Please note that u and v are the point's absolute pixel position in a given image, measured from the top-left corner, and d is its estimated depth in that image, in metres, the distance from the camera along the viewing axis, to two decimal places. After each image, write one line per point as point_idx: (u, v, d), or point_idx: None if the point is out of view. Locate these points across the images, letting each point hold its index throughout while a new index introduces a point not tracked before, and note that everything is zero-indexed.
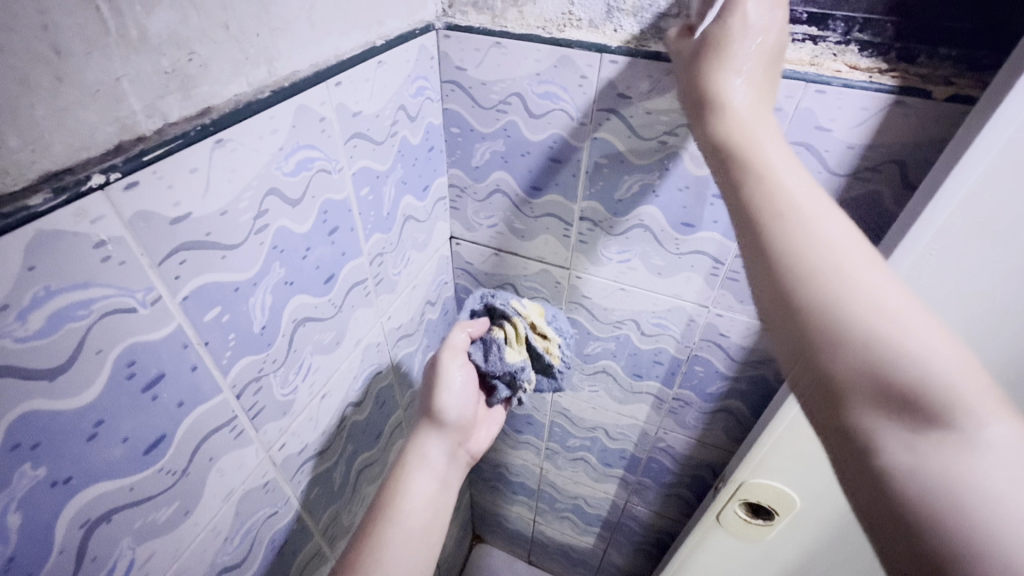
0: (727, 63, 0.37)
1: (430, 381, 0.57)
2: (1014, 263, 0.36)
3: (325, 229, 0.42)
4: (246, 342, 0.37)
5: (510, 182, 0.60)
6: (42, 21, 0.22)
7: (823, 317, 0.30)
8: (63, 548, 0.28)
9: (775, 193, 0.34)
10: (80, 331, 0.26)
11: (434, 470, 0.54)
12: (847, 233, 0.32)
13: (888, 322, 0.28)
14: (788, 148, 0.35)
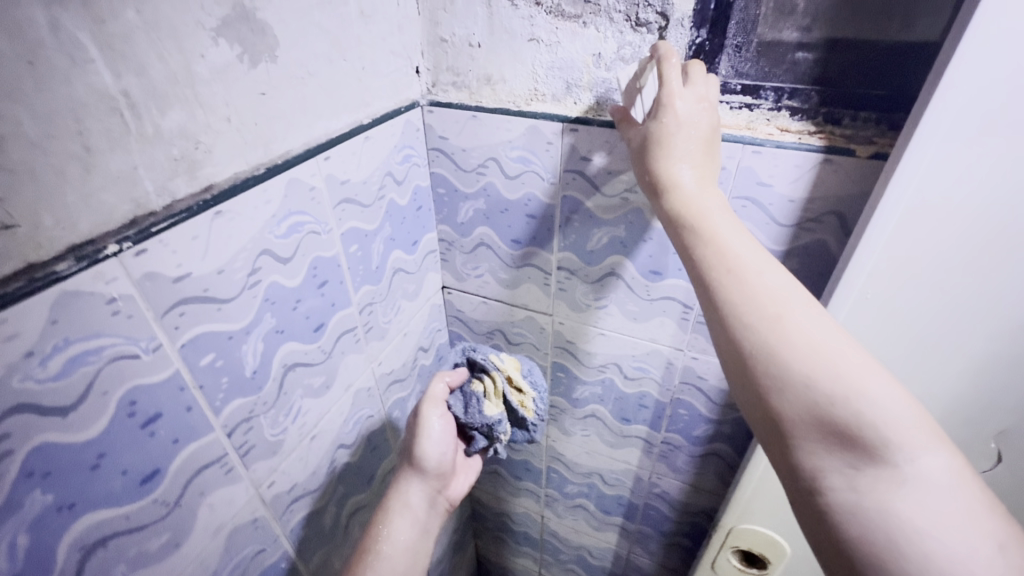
0: (672, 148, 0.40)
1: (411, 429, 0.59)
2: (937, 299, 0.41)
3: (315, 282, 0.48)
4: (238, 385, 0.42)
5: (493, 236, 0.65)
6: (78, 128, 0.28)
7: (773, 377, 0.33)
8: (63, 570, 0.32)
9: (725, 256, 0.36)
10: (90, 374, 0.31)
11: (414, 517, 0.57)
12: (789, 288, 0.35)
13: (828, 378, 0.31)
14: (731, 214, 0.38)
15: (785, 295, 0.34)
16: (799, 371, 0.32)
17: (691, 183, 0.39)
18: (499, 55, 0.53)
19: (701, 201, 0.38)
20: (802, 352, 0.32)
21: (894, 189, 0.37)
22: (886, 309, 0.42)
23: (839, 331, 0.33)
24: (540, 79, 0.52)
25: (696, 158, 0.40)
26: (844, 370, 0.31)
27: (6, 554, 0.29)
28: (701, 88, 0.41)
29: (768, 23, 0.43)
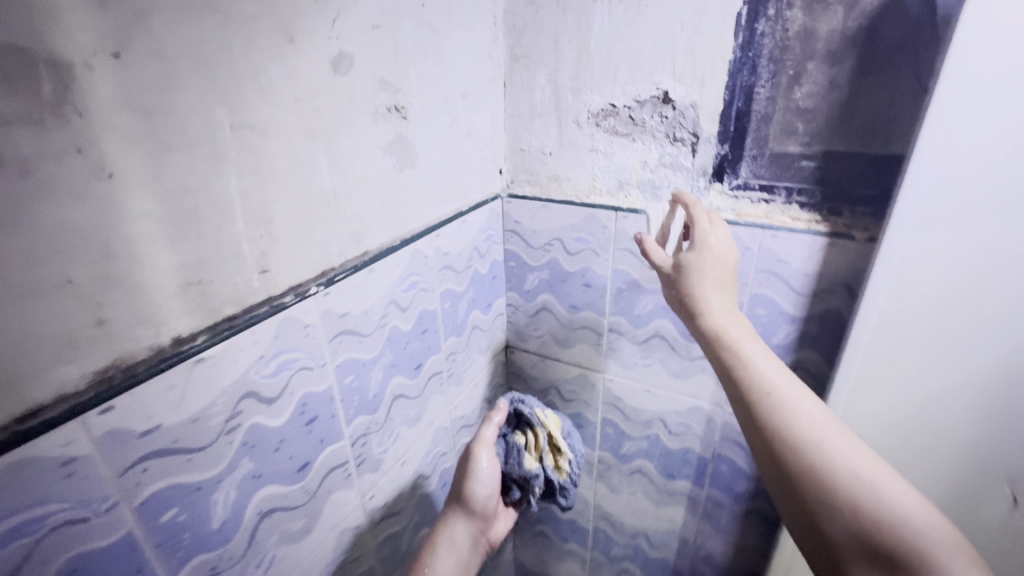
0: (704, 280, 0.51)
1: (463, 467, 0.66)
2: (932, 356, 0.50)
3: (419, 330, 0.60)
4: (364, 404, 0.53)
5: (554, 302, 0.77)
6: (308, 209, 0.43)
7: (813, 490, 0.40)
8: (245, 528, 0.42)
9: (760, 381, 0.45)
10: (288, 376, 0.43)
11: (457, 551, 0.63)
12: (817, 412, 0.43)
13: (861, 492, 0.38)
14: (760, 342, 0.47)
15: (809, 409, 0.43)
16: (833, 478, 0.40)
17: (722, 310, 0.49)
18: (566, 160, 0.69)
19: (733, 326, 0.48)
20: (834, 461, 0.40)
21: (889, 250, 0.48)
22: (888, 363, 0.52)
23: (864, 452, 0.41)
24: (598, 178, 0.67)
25: (723, 288, 0.51)
26: (874, 486, 0.39)
27: (222, 503, 0.39)
28: (724, 229, 0.53)
29: (776, 140, 0.56)
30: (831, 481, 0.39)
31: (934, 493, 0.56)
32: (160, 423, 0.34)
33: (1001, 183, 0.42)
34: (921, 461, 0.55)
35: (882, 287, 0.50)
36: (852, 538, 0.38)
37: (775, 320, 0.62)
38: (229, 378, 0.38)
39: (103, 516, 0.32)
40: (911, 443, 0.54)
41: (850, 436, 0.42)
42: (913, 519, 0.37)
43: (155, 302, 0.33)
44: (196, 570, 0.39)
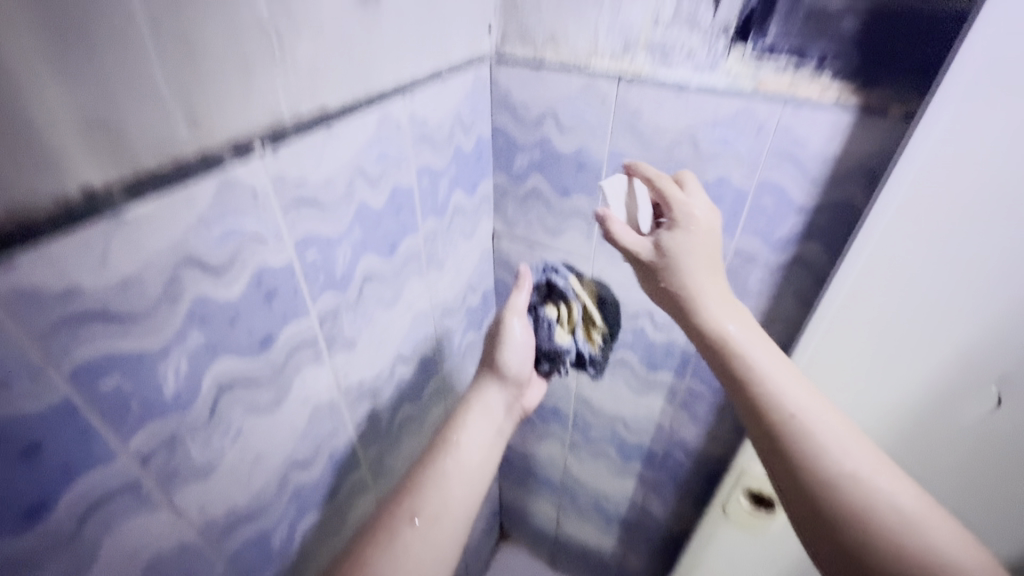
0: (686, 265, 0.51)
1: (494, 340, 0.64)
2: (958, 245, 0.46)
3: (393, 208, 0.56)
4: (332, 281, 0.50)
5: (545, 186, 0.71)
6: (240, 48, 0.36)
7: (827, 497, 0.42)
8: (204, 399, 0.41)
9: (765, 384, 0.47)
10: (236, 246, 0.39)
11: (492, 416, 0.60)
12: (820, 412, 0.46)
13: (876, 493, 0.41)
14: (758, 335, 0.50)
15: (807, 404, 0.46)
16: (838, 482, 0.42)
17: (717, 306, 0.50)
18: (565, 14, 0.58)
19: (722, 319, 0.50)
20: (835, 468, 0.43)
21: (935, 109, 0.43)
22: (910, 250, 0.48)
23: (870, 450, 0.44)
24: (601, 37, 0.58)
25: (711, 273, 0.51)
26: (885, 487, 0.42)
27: (173, 375, 0.37)
28: (703, 199, 0.53)
29: None
30: (842, 488, 0.42)
31: (924, 389, 0.55)
32: (81, 285, 0.30)
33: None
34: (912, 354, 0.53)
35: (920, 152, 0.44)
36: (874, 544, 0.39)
37: (781, 212, 0.57)
38: (163, 242, 0.34)
39: (30, 380, 0.29)
40: (914, 338, 0.52)
41: (848, 431, 0.45)
42: (919, 522, 0.39)
43: (46, 115, 0.27)
44: (154, 436, 0.38)
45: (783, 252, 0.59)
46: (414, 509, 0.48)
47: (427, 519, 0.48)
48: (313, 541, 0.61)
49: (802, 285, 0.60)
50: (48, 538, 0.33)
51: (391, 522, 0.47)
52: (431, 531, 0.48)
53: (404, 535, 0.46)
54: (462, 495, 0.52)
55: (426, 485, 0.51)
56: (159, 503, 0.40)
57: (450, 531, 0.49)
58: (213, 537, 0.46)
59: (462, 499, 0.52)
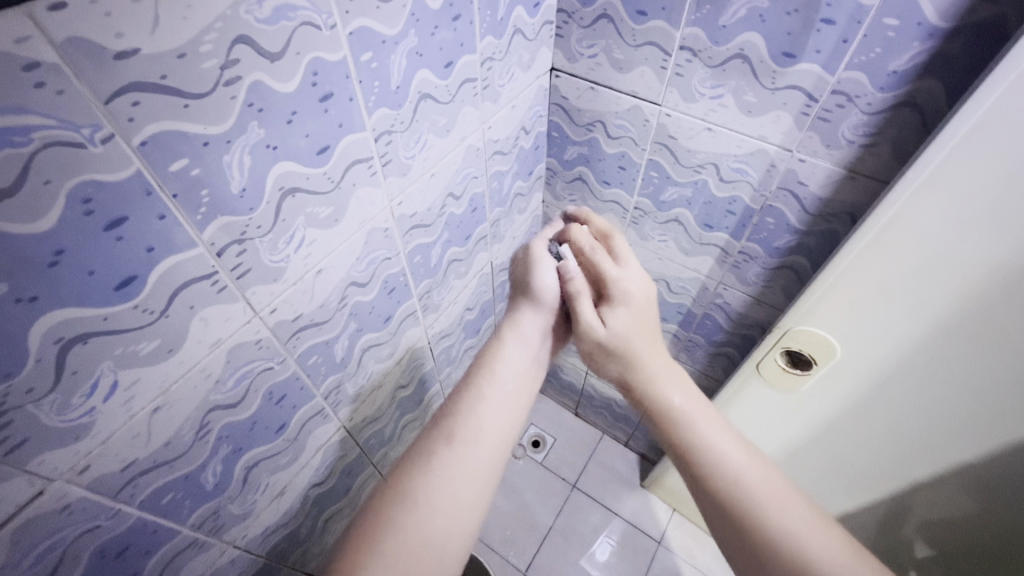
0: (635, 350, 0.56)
1: (527, 263, 0.61)
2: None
3: (450, 15, 0.49)
4: (386, 95, 0.47)
5: (618, 7, 0.62)
6: None
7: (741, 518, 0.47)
8: (269, 201, 0.41)
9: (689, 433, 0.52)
10: (289, 30, 0.35)
11: (527, 343, 0.59)
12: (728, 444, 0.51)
13: (781, 519, 0.45)
14: (698, 410, 0.53)
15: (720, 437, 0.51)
16: (747, 510, 0.46)
17: (677, 402, 0.53)
18: None
19: (665, 388, 0.54)
20: (746, 489, 0.47)
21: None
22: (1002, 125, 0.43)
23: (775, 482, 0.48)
24: None
25: (655, 351, 0.57)
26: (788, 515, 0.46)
27: (237, 168, 0.37)
28: (637, 271, 0.59)
29: None
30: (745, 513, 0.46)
31: (969, 284, 0.52)
32: (135, 48, 0.28)
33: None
34: (992, 229, 0.48)
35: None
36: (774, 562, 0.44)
37: (905, 38, 0.48)
38: (213, 11, 0.31)
39: (100, 147, 0.29)
40: (975, 230, 0.49)
41: (755, 460, 0.49)
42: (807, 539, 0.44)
43: None
44: (225, 230, 0.38)
45: (892, 90, 0.52)
46: (449, 435, 0.50)
47: (461, 442, 0.50)
48: (371, 359, 0.67)
49: (904, 131, 0.53)
50: (141, 310, 0.36)
51: (427, 447, 0.50)
52: (462, 455, 0.49)
53: (440, 457, 0.49)
54: (495, 421, 0.52)
55: (461, 410, 0.53)
56: (236, 297, 0.42)
57: (484, 453, 0.50)
58: (285, 337, 0.50)
59: (497, 423, 0.53)
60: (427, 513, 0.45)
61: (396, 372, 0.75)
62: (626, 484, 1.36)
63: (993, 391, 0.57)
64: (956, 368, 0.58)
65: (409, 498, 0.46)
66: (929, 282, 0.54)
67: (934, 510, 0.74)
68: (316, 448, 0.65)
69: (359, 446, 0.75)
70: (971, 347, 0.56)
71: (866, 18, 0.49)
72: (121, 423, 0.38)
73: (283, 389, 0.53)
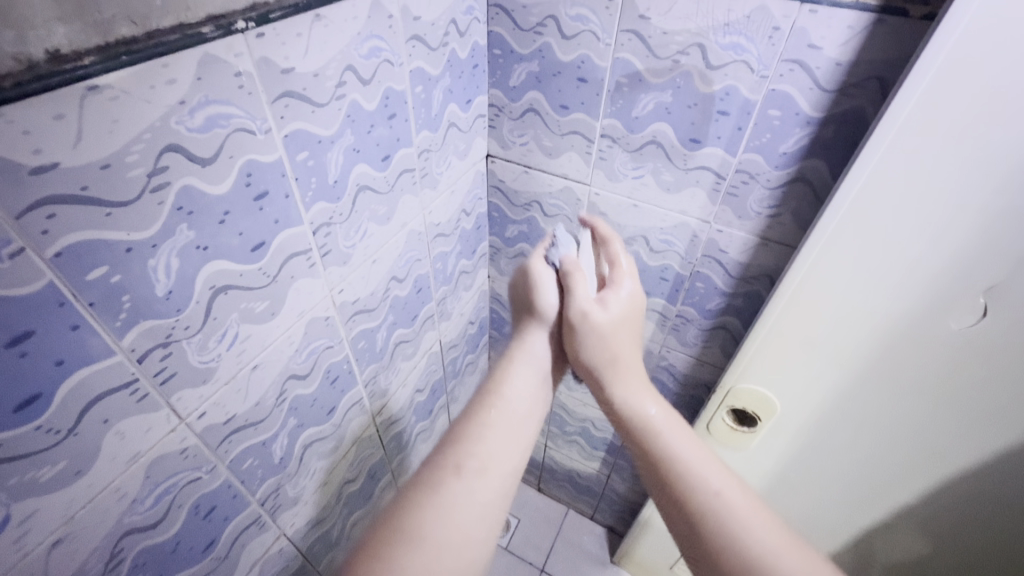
0: (620, 358, 0.54)
1: (526, 288, 0.59)
2: (942, 161, 0.45)
3: (386, 114, 0.53)
4: (324, 189, 0.48)
5: (543, 102, 0.68)
6: None
7: (690, 498, 0.45)
8: (198, 301, 0.39)
9: (639, 417, 0.51)
10: (222, 137, 0.36)
11: (536, 368, 0.56)
12: (670, 419, 0.51)
13: (720, 501, 0.44)
14: (638, 368, 0.55)
15: (699, 455, 0.48)
16: (721, 524, 0.43)
17: (656, 411, 0.51)
18: None
19: (639, 400, 0.52)
20: (708, 482, 0.45)
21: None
22: (902, 168, 0.47)
23: (721, 471, 0.46)
24: None
25: (632, 352, 0.55)
26: (732, 506, 0.44)
27: (164, 270, 0.36)
28: (632, 272, 0.58)
29: None
30: (696, 490, 0.45)
31: (891, 314, 0.55)
32: (55, 162, 0.28)
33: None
34: (901, 266, 0.52)
35: (945, 45, 0.41)
36: (728, 560, 0.41)
37: (788, 125, 0.55)
38: (143, 122, 0.31)
39: (8, 262, 0.27)
40: (897, 260, 0.51)
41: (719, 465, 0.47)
42: (783, 561, 0.40)
43: None
44: (149, 336, 0.37)
45: (785, 168, 0.58)
46: (460, 462, 0.45)
47: (472, 472, 0.45)
48: (314, 455, 0.62)
49: (802, 202, 0.60)
50: (45, 430, 0.32)
51: (434, 476, 0.44)
52: (474, 486, 0.44)
53: (450, 485, 0.43)
54: (508, 448, 0.48)
55: (470, 436, 0.48)
56: (159, 405, 0.39)
57: (495, 483, 0.46)
58: (215, 443, 0.46)
59: (509, 449, 0.48)
60: (433, 545, 0.40)
61: (341, 467, 0.70)
62: (595, 562, 1.29)
63: (940, 426, 0.59)
64: (894, 411, 0.61)
65: (417, 533, 0.40)
66: (864, 325, 0.57)
67: (894, 556, 0.75)
68: (250, 564, 0.58)
69: (302, 555, 0.68)
70: (905, 380, 0.58)
71: (753, 110, 0.56)
72: (11, 565, 0.33)
73: (212, 501, 0.49)
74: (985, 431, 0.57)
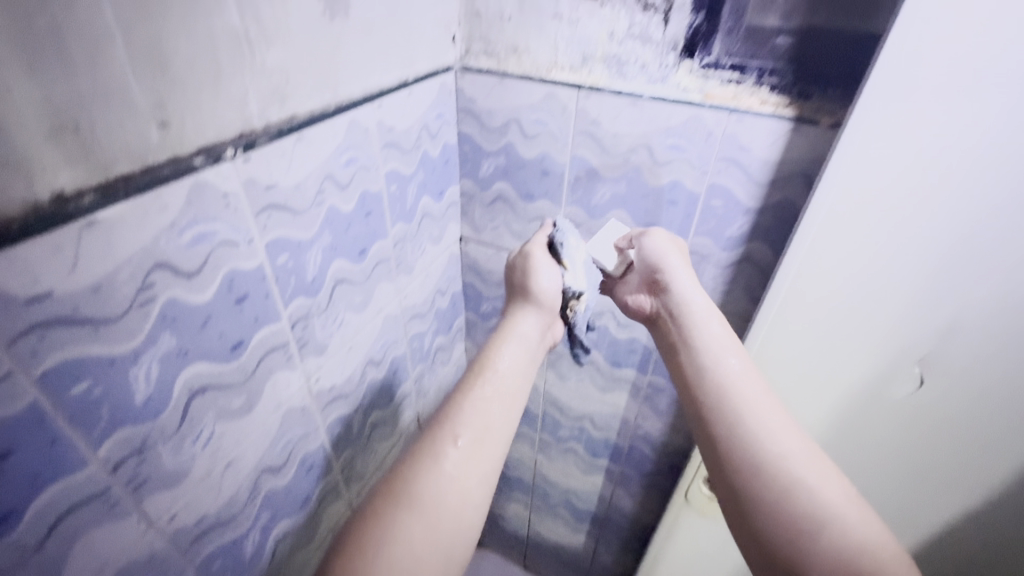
0: (688, 299, 0.56)
1: (524, 268, 0.60)
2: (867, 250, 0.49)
3: (363, 212, 0.57)
4: (302, 286, 0.51)
5: (510, 192, 0.74)
6: (215, 69, 0.37)
7: (751, 447, 0.46)
8: (175, 404, 0.41)
9: (707, 358, 0.52)
10: (207, 250, 0.39)
11: (527, 342, 0.56)
12: (742, 363, 0.51)
13: (781, 455, 0.45)
14: (712, 308, 0.56)
15: (766, 404, 0.48)
16: (778, 475, 0.44)
17: (731, 362, 0.51)
18: (524, 29, 0.62)
19: (711, 341, 0.53)
20: (770, 437, 0.46)
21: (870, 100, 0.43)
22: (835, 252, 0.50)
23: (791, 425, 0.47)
24: (560, 50, 0.61)
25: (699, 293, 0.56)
26: (795, 461, 0.45)
27: (144, 378, 0.37)
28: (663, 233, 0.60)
29: (755, 11, 0.51)
30: (761, 442, 0.46)
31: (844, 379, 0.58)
32: (49, 289, 0.30)
33: (1006, 22, 0.36)
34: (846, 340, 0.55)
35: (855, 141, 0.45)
36: (774, 518, 0.43)
37: (731, 213, 0.61)
38: (134, 245, 0.34)
39: None
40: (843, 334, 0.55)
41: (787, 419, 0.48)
42: (838, 519, 0.42)
43: (12, 130, 0.27)
44: (124, 443, 0.37)
45: (732, 249, 0.64)
46: (455, 430, 0.46)
47: (468, 440, 0.45)
48: (286, 548, 0.61)
49: (750, 279, 0.65)
50: (12, 550, 0.32)
51: (432, 444, 0.44)
52: (470, 452, 0.45)
53: (446, 452, 0.44)
54: (503, 414, 0.49)
55: (462, 407, 0.48)
56: (130, 511, 0.39)
57: (490, 449, 0.46)
58: (185, 546, 0.46)
59: (503, 417, 0.49)
60: (430, 511, 0.41)
61: (314, 559, 0.68)
62: None
63: (903, 481, 0.61)
64: (859, 471, 0.63)
65: (413, 501, 0.41)
66: (822, 392, 0.60)
67: None
68: None
69: None
70: (865, 440, 0.61)
71: (699, 199, 0.62)
72: None
73: None
74: (948, 487, 0.58)
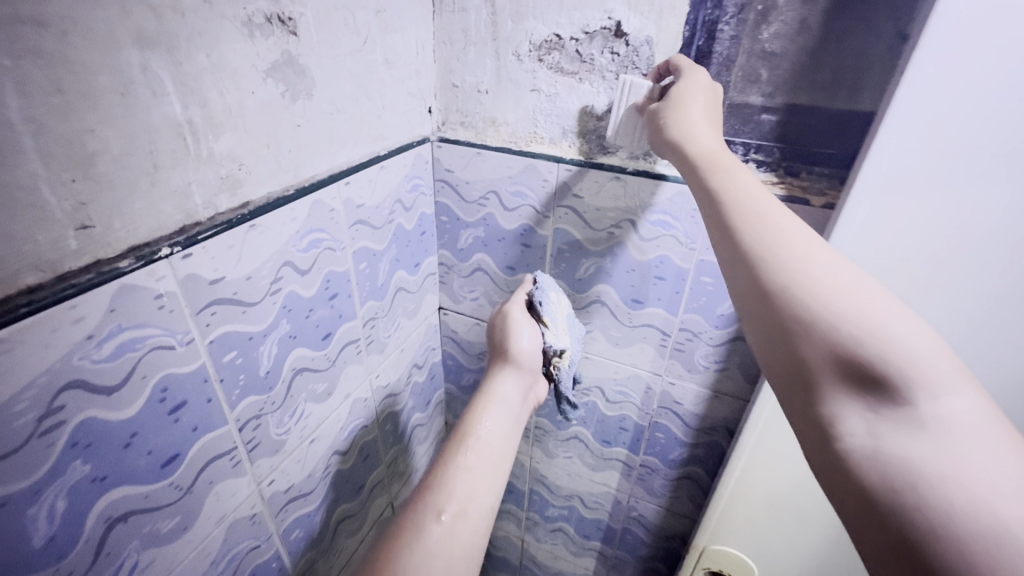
0: (691, 130, 0.41)
1: (503, 328, 0.56)
2: None
3: (327, 295, 0.52)
4: (254, 382, 0.46)
5: (490, 263, 0.70)
6: (153, 162, 0.34)
7: (776, 290, 0.32)
8: (87, 540, 0.35)
9: (711, 178, 0.38)
10: (133, 360, 0.35)
11: (511, 407, 0.51)
12: (761, 198, 0.36)
13: (818, 296, 0.30)
14: (723, 147, 0.40)
15: (793, 240, 0.33)
16: (811, 314, 0.30)
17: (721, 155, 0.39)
18: (502, 102, 0.60)
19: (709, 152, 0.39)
20: (797, 277, 0.31)
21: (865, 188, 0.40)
22: None
23: (832, 261, 0.32)
24: (539, 123, 0.59)
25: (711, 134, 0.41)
26: (839, 302, 0.30)
27: (46, 517, 0.32)
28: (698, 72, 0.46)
29: (737, 88, 0.49)
30: (782, 277, 0.32)
31: None
32: None
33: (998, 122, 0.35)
34: None
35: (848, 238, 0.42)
36: (816, 348, 0.29)
37: (721, 290, 0.58)
38: (37, 367, 0.29)
39: None
40: None
41: (823, 255, 0.33)
42: (910, 365, 0.27)
43: None
44: None
45: (725, 327, 0.60)
46: (439, 503, 0.40)
47: (452, 513, 0.40)
48: None
49: (744, 357, 0.61)
50: None
51: (415, 517, 0.39)
52: (457, 525, 0.39)
53: (430, 526, 0.38)
54: (485, 486, 0.43)
55: (446, 476, 0.42)
56: None
57: (475, 524, 0.40)
58: None
59: (486, 488, 0.43)
60: None
61: None
62: None
63: None
64: None
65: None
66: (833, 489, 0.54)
67: None
68: None
69: None
70: None
71: (687, 276, 0.59)
72: None
73: None
74: None
